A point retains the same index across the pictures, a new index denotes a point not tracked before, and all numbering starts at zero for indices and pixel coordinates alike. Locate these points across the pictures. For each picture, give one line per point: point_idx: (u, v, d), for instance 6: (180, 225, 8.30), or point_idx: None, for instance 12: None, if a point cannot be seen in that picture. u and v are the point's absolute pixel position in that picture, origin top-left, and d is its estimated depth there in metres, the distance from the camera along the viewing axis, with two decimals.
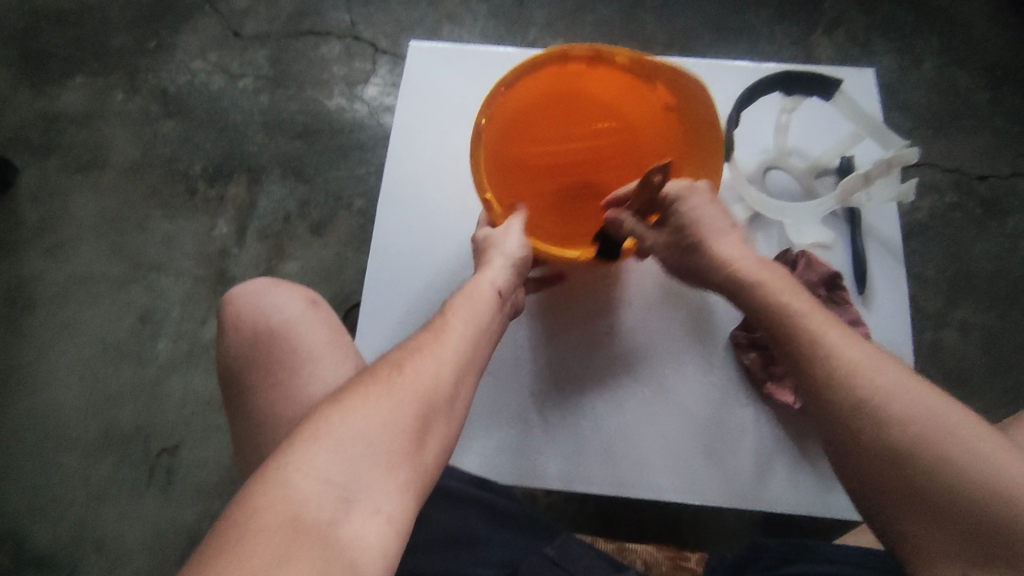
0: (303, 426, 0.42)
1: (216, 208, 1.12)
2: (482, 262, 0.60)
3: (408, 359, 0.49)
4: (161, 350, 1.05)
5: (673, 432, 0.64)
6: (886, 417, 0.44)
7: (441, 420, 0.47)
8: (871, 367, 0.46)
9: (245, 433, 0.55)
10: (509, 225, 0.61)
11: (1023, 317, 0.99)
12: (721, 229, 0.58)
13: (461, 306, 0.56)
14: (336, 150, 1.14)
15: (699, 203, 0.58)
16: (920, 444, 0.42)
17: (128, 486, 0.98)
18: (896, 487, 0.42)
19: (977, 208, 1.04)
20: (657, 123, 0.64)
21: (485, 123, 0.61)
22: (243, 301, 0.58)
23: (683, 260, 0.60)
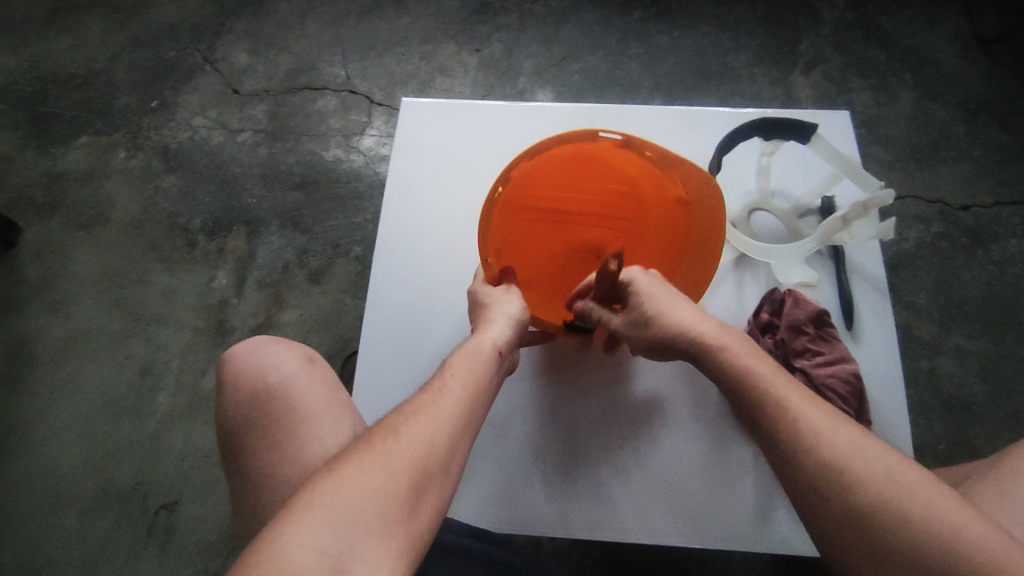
0: (300, 497, 0.43)
1: (215, 261, 1.14)
2: (483, 322, 0.62)
3: (403, 425, 0.50)
4: (161, 404, 1.05)
5: (670, 474, 0.64)
6: (850, 478, 0.45)
7: (435, 484, 0.47)
8: (829, 427, 0.48)
9: (243, 496, 0.55)
10: (510, 290, 0.64)
11: (1016, 343, 0.99)
12: (673, 303, 0.60)
13: (460, 365, 0.57)
14: (333, 199, 1.16)
15: (649, 285, 0.61)
16: (881, 500, 0.43)
17: (127, 544, 0.97)
18: (872, 543, 0.42)
19: (963, 237, 1.06)
20: (665, 210, 0.68)
21: (501, 190, 0.66)
22: (242, 359, 0.60)
23: (645, 338, 0.61)
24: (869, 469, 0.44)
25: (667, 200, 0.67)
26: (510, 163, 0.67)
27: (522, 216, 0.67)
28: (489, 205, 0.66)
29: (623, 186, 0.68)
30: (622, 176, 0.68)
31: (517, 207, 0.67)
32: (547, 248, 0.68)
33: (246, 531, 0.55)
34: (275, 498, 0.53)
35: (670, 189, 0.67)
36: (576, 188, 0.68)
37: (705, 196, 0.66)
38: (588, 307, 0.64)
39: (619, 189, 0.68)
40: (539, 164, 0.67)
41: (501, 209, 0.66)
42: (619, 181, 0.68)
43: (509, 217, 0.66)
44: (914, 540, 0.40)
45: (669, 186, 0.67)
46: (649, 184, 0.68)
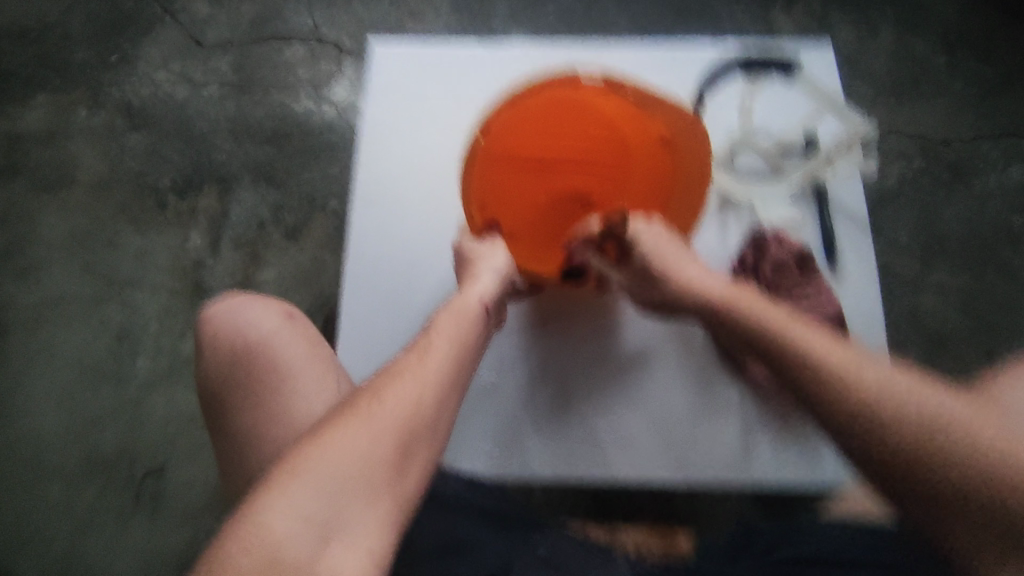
0: (282, 463, 0.41)
1: (187, 222, 1.11)
2: (469, 277, 0.60)
3: (387, 384, 0.48)
4: (141, 368, 1.04)
5: (659, 418, 0.69)
6: (890, 413, 0.46)
7: (423, 444, 0.46)
8: (851, 361, 0.49)
9: (229, 457, 0.55)
10: (496, 247, 0.63)
11: (994, 277, 1.01)
12: (682, 260, 0.61)
13: (447, 323, 0.55)
14: (306, 153, 1.13)
15: (655, 241, 0.62)
16: (908, 433, 0.45)
17: (117, 509, 0.97)
18: (901, 474, 0.45)
19: (945, 172, 1.06)
20: (648, 150, 0.65)
21: (484, 140, 0.64)
22: (220, 320, 0.58)
23: (647, 291, 0.64)
24: (875, 389, 0.47)
25: (649, 138, 0.65)
26: (488, 116, 0.63)
27: (501, 168, 0.65)
28: (470, 162, 0.63)
29: (605, 129, 0.66)
30: (602, 118, 0.65)
31: (498, 161, 0.65)
32: (532, 198, 0.67)
33: (235, 491, 0.54)
34: (262, 457, 0.52)
35: (651, 129, 0.64)
36: (556, 134, 0.66)
37: (686, 135, 0.64)
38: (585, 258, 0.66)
39: (602, 135, 0.66)
40: (516, 115, 0.64)
41: (481, 166, 0.64)
42: (601, 123, 0.65)
43: (489, 170, 0.65)
44: (965, 460, 0.43)
45: (649, 124, 0.65)
46: (630, 125, 0.65)
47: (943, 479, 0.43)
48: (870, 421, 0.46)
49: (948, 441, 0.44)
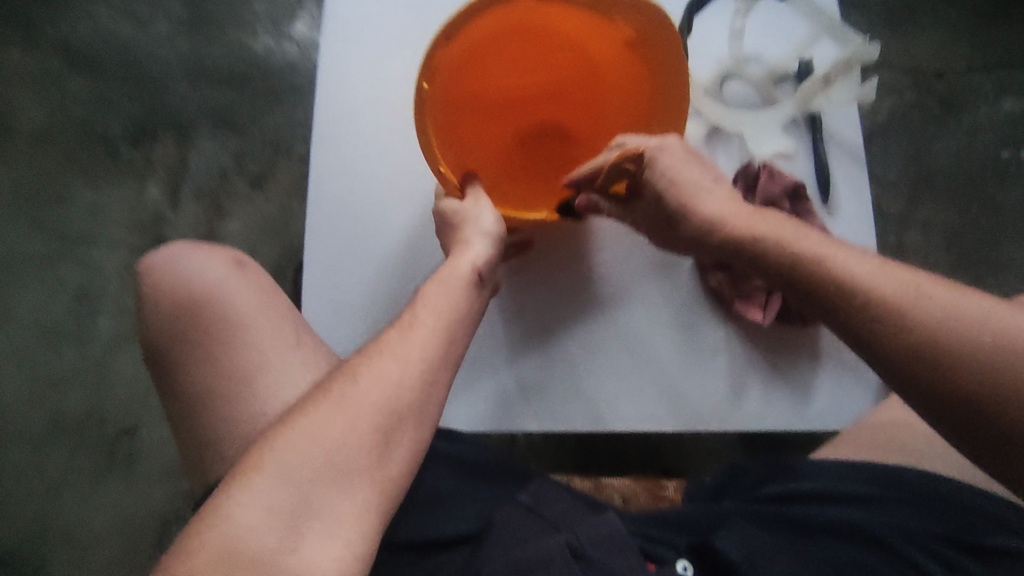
0: (250, 452, 0.39)
1: (143, 171, 1.04)
2: (457, 242, 0.52)
3: (366, 363, 0.43)
4: (104, 328, 0.99)
5: (643, 359, 0.62)
6: (964, 349, 0.39)
7: (409, 426, 0.42)
8: (891, 281, 0.42)
9: (177, 415, 0.51)
10: (477, 196, 0.54)
11: (980, 212, 0.99)
12: (698, 186, 0.50)
13: (433, 292, 0.48)
14: (268, 95, 1.05)
15: (670, 165, 0.51)
16: (977, 373, 0.38)
17: (90, 472, 0.94)
18: (983, 422, 0.38)
19: (936, 105, 1.02)
20: (622, 62, 0.58)
21: (427, 88, 0.51)
22: (160, 269, 0.53)
23: (665, 231, 0.53)
24: (892, 293, 0.41)
25: (617, 46, 0.57)
26: (429, 48, 0.50)
27: (468, 115, 0.61)
28: (418, 109, 0.51)
29: (568, 49, 0.62)
30: (563, 36, 0.60)
31: (453, 102, 0.57)
32: (500, 131, 0.65)
33: (186, 451, 0.51)
34: (213, 415, 0.49)
35: (615, 34, 0.55)
36: (519, 63, 0.63)
37: (660, 42, 0.52)
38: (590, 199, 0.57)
39: (567, 56, 0.62)
40: (462, 49, 0.54)
41: (434, 110, 0.54)
42: (561, 43, 0.61)
43: (445, 112, 0.56)
44: None
45: (612, 30, 0.55)
46: (594, 40, 0.59)
47: (957, 385, 0.39)
48: (942, 365, 0.39)
49: (966, 342, 0.39)
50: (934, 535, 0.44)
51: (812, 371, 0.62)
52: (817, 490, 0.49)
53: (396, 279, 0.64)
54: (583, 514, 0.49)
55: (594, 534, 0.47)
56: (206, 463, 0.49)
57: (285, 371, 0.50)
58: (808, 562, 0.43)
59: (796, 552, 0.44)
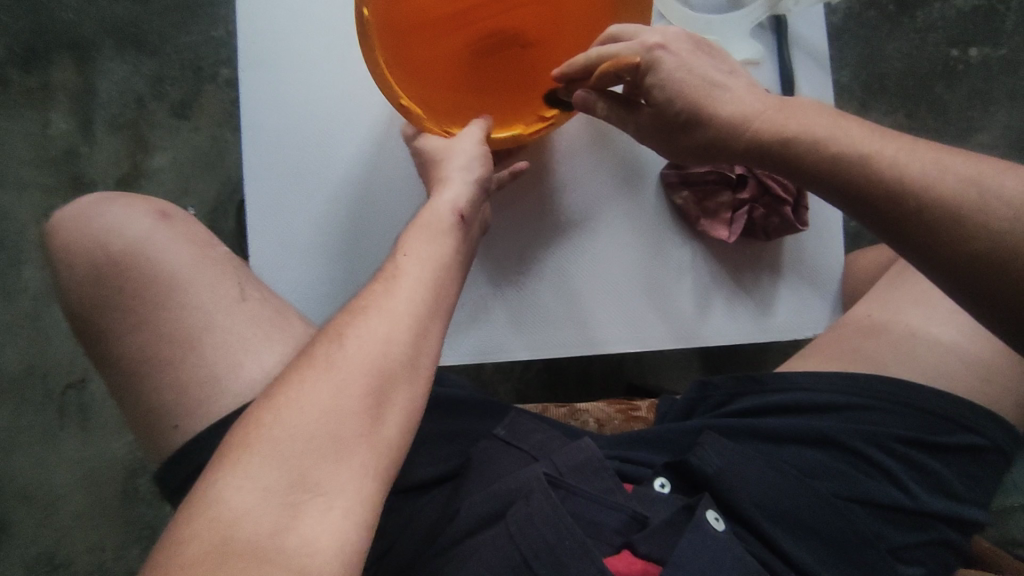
0: (234, 432, 0.37)
1: (45, 101, 0.92)
2: (437, 179, 0.51)
3: (350, 324, 0.41)
4: (30, 280, 0.91)
5: (612, 282, 0.61)
6: (963, 216, 0.39)
7: (402, 383, 0.40)
8: (903, 155, 0.41)
9: (117, 384, 0.47)
10: (466, 134, 0.51)
11: (928, 114, 1.00)
12: (714, 85, 0.47)
13: (416, 241, 0.47)
14: (180, 8, 0.93)
15: (680, 66, 0.47)
16: (986, 240, 0.38)
17: (39, 429, 0.90)
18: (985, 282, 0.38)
19: (891, 3, 1.00)
20: None
21: (368, 11, 0.47)
22: (71, 230, 0.47)
23: (672, 140, 0.50)
24: (902, 161, 0.41)
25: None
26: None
27: (419, 38, 0.53)
28: (362, 34, 0.47)
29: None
30: None
31: (402, 26, 0.51)
32: (448, 48, 0.55)
33: (132, 423, 0.47)
34: (163, 381, 0.45)
35: None
36: None
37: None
38: (590, 97, 0.51)
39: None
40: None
41: (383, 35, 0.49)
42: None
43: (399, 39, 0.51)
44: None
45: None
46: None
47: (968, 253, 0.39)
48: (949, 233, 0.39)
49: (965, 199, 0.39)
50: (895, 436, 0.49)
51: (772, 284, 0.62)
52: (788, 402, 0.52)
53: (346, 220, 0.60)
54: (561, 443, 0.50)
55: (571, 460, 0.48)
56: (158, 432, 0.46)
57: (235, 331, 0.47)
58: (780, 471, 0.48)
59: (766, 461, 0.48)
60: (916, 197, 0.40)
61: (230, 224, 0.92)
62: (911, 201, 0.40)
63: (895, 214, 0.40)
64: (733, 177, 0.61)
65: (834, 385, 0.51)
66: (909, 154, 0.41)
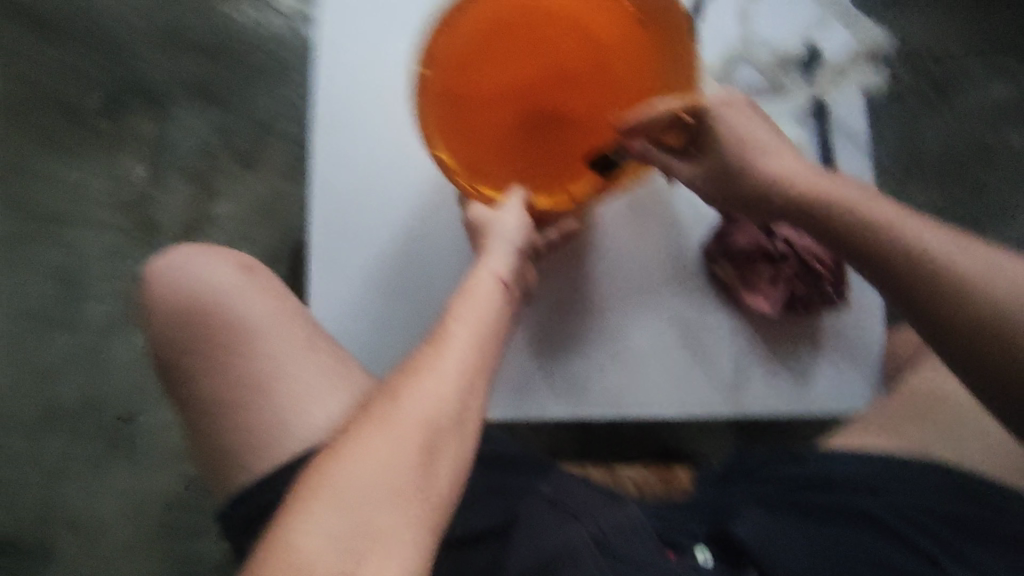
0: (300, 484, 0.39)
1: (125, 150, 1.00)
2: (482, 248, 0.54)
3: (404, 385, 0.43)
4: (93, 313, 0.96)
5: (653, 347, 0.63)
6: (971, 304, 0.44)
7: (452, 438, 0.42)
8: (924, 246, 0.46)
9: (194, 424, 0.50)
10: (509, 204, 0.55)
11: (965, 195, 1.02)
12: (768, 143, 0.51)
13: (464, 306, 0.49)
14: (253, 70, 1.01)
15: (739, 120, 0.51)
16: (991, 324, 0.44)
17: (89, 458, 0.93)
18: (991, 362, 0.44)
19: (926, 87, 1.03)
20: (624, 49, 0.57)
21: (429, 72, 0.53)
22: (164, 279, 0.52)
23: (726, 187, 0.53)
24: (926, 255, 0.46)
25: (620, 30, 0.57)
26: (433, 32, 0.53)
27: (468, 105, 0.56)
28: (420, 90, 0.54)
29: (571, 33, 0.58)
30: (568, 24, 0.58)
31: (455, 91, 0.56)
32: (498, 114, 0.58)
33: (203, 459, 0.51)
34: (237, 423, 0.49)
35: (621, 19, 0.57)
36: (523, 49, 0.58)
37: (664, 21, 0.55)
38: (644, 150, 0.52)
39: (569, 39, 0.58)
40: (468, 36, 0.55)
41: (435, 95, 0.54)
42: (564, 28, 0.58)
43: (451, 100, 0.55)
44: None
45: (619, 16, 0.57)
46: (600, 26, 0.58)
47: (968, 338, 0.44)
48: (956, 318, 0.45)
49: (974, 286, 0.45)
50: (921, 508, 0.49)
51: (812, 359, 0.64)
52: (827, 477, 0.52)
53: (404, 277, 0.63)
54: (604, 504, 0.51)
55: (613, 521, 0.49)
56: (227, 470, 0.49)
57: (303, 379, 0.50)
58: (813, 539, 0.48)
59: (804, 534, 0.48)
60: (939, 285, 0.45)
61: (285, 269, 0.97)
62: (923, 286, 0.46)
63: (910, 291, 0.46)
64: (774, 251, 0.62)
65: (862, 458, 0.52)
66: (935, 250, 0.46)
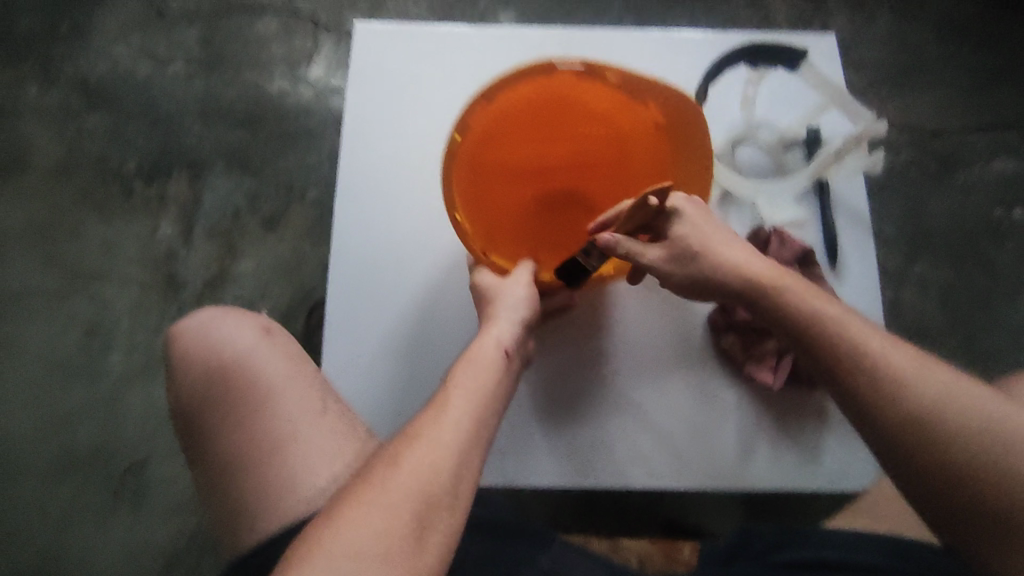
0: (296, 547, 0.40)
1: (157, 209, 1.05)
2: (488, 316, 0.56)
3: (403, 451, 0.45)
4: (113, 365, 0.99)
5: (658, 419, 0.63)
6: (937, 423, 0.42)
7: (447, 508, 0.43)
8: (887, 356, 0.45)
9: (207, 480, 0.52)
10: (516, 275, 0.57)
11: (976, 269, 1.02)
12: (722, 239, 0.53)
13: (464, 374, 0.51)
14: (283, 137, 1.07)
15: (697, 217, 0.54)
16: (964, 452, 0.41)
17: (92, 511, 0.94)
18: (946, 491, 0.41)
19: (934, 164, 1.06)
20: (647, 142, 0.59)
21: (458, 141, 0.55)
22: (192, 338, 0.55)
23: (685, 278, 0.54)
24: (892, 365, 0.44)
25: (645, 127, 0.59)
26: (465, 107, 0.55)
27: (493, 178, 0.59)
28: (448, 157, 0.55)
29: (601, 128, 0.61)
30: (597, 116, 0.60)
31: (480, 162, 0.58)
32: (517, 190, 0.61)
33: (212, 515, 0.52)
34: (245, 482, 0.50)
35: (646, 117, 0.59)
36: (552, 134, 0.61)
37: (686, 125, 0.57)
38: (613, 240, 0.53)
39: (597, 134, 0.61)
40: (499, 111, 0.57)
41: (462, 164, 0.56)
42: (592, 119, 0.60)
43: (474, 169, 0.57)
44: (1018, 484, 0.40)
45: (643, 113, 0.59)
46: (626, 119, 0.60)
47: (932, 464, 0.42)
48: (918, 434, 0.42)
49: (939, 401, 0.42)
50: None
51: (817, 436, 0.63)
52: (833, 560, 0.51)
53: (414, 341, 0.65)
54: None
55: None
56: (234, 529, 0.50)
57: (314, 442, 0.51)
58: None
59: None
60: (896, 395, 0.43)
61: (299, 327, 0.99)
62: (883, 395, 0.44)
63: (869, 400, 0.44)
64: None
65: (873, 549, 0.52)
66: (901, 362, 0.44)
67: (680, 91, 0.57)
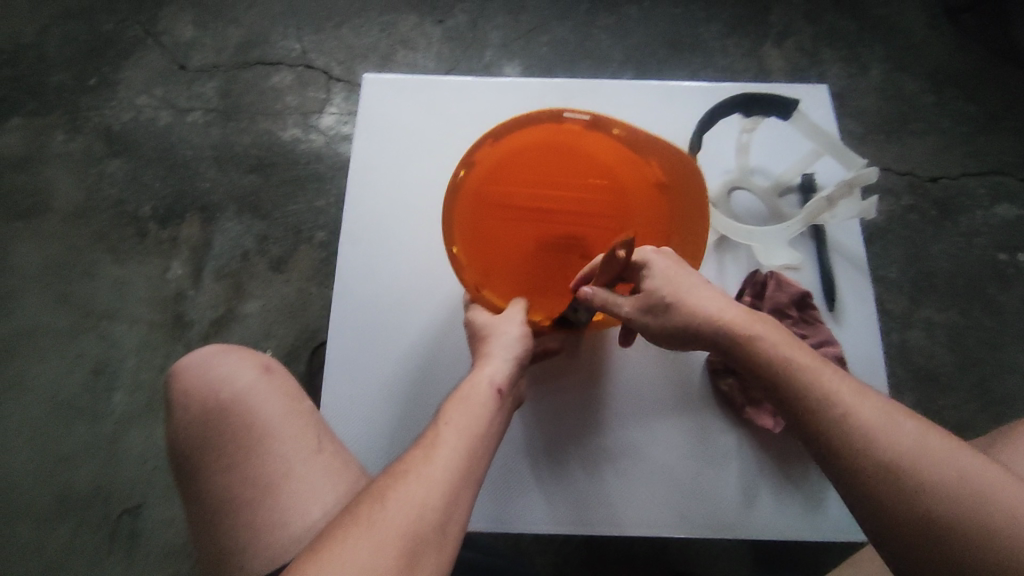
0: None
1: (168, 250, 1.07)
2: (481, 354, 0.56)
3: (392, 487, 0.45)
4: (117, 404, 1.00)
5: (659, 464, 0.62)
6: (914, 472, 0.41)
7: (433, 548, 0.42)
8: (863, 406, 0.44)
9: (199, 520, 0.52)
10: (510, 313, 0.58)
11: (983, 314, 1.01)
12: (695, 286, 0.53)
13: (456, 412, 0.51)
14: (293, 182, 1.10)
15: (667, 268, 0.54)
16: (943, 506, 0.40)
17: (87, 554, 0.93)
18: (919, 549, 0.40)
19: (933, 209, 1.07)
20: (645, 198, 0.60)
21: (463, 175, 0.59)
22: (191, 376, 0.56)
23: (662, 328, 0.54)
24: (868, 415, 0.44)
25: (645, 184, 0.60)
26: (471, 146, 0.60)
27: (493, 213, 0.60)
28: (451, 190, 0.59)
29: (602, 178, 0.61)
30: (600, 164, 0.61)
31: (483, 197, 0.60)
32: (520, 233, 0.60)
33: (204, 556, 0.51)
34: (237, 523, 0.50)
35: (648, 172, 0.60)
36: (557, 177, 0.60)
37: (686, 185, 0.60)
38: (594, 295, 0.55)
39: (600, 184, 0.60)
40: (506, 152, 0.60)
41: (466, 199, 0.59)
42: (597, 168, 0.61)
43: (477, 206, 0.59)
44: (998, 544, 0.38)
45: (646, 169, 0.60)
46: (629, 170, 0.61)
47: (903, 518, 0.41)
48: (894, 485, 0.41)
49: (909, 453, 0.42)
50: None
51: (820, 486, 0.62)
52: None
53: (415, 382, 0.65)
54: None
55: None
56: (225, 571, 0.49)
57: (308, 480, 0.51)
58: None
59: None
60: (873, 445, 0.43)
61: (302, 367, 0.99)
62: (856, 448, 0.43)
63: (844, 450, 0.43)
64: None
65: None
66: (880, 414, 0.44)
67: (676, 147, 0.60)
